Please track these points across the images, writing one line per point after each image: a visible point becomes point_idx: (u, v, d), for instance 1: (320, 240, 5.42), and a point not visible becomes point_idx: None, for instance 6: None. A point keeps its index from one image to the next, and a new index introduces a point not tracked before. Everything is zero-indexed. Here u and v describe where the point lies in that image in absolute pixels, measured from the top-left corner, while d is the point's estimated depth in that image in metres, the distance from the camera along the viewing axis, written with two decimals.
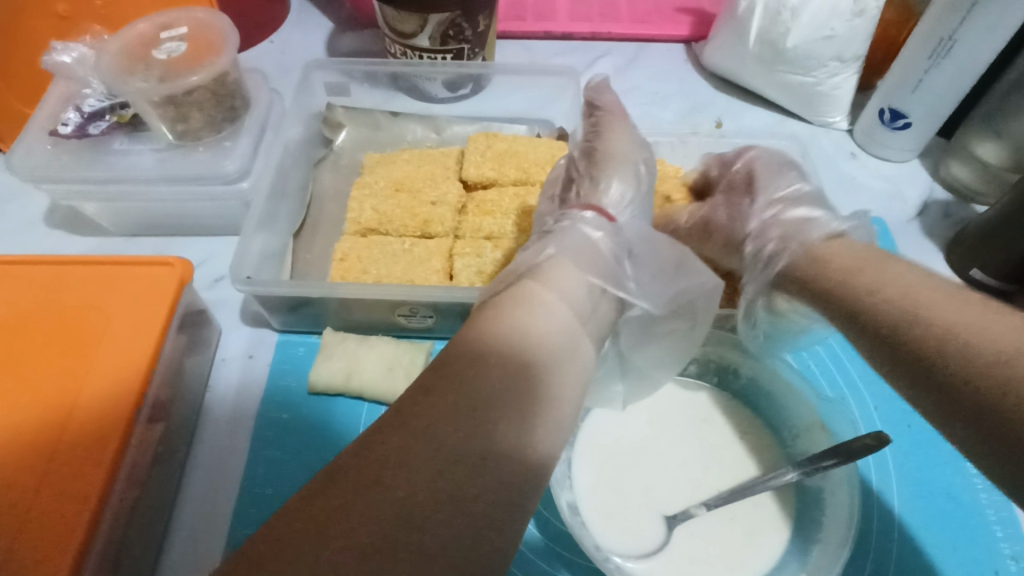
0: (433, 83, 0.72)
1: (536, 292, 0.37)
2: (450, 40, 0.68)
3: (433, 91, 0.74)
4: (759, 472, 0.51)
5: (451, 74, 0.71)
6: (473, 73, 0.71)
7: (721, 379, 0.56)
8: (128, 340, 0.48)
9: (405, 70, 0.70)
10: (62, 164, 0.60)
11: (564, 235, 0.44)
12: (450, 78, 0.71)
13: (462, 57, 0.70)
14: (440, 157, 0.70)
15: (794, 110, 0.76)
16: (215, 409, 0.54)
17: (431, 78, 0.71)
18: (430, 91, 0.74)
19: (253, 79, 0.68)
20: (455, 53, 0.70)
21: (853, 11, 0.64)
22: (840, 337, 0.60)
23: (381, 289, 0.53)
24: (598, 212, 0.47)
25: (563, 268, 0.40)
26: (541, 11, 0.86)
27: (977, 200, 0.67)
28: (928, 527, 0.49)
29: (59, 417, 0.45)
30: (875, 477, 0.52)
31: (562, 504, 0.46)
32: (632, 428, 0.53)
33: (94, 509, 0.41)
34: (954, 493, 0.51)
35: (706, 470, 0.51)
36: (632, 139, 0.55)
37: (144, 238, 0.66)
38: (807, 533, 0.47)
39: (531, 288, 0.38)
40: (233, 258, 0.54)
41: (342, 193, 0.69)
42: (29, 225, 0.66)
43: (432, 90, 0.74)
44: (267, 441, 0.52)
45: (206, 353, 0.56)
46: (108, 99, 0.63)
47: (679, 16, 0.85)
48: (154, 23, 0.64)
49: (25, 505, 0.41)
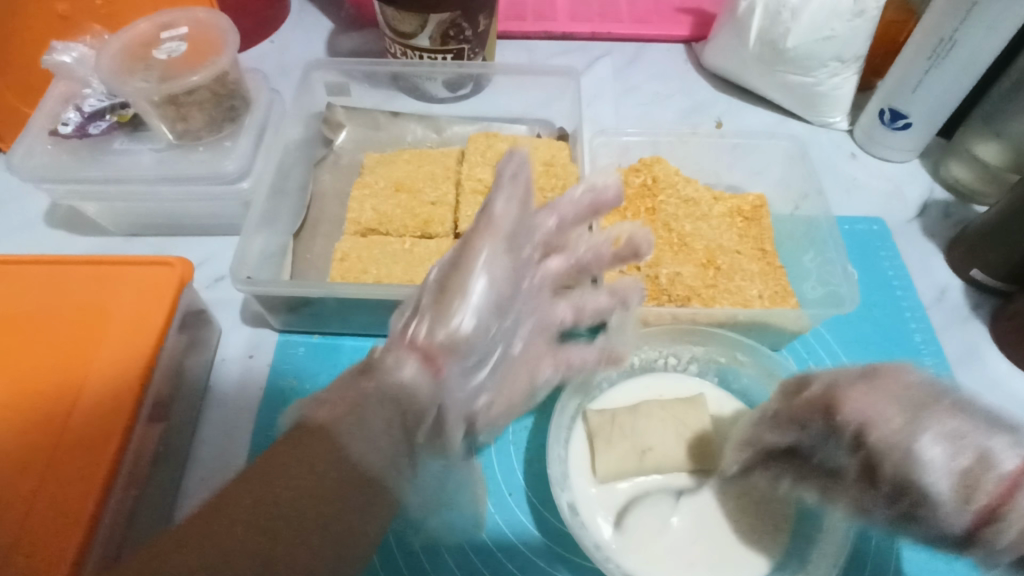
0: (500, 271, 0.44)
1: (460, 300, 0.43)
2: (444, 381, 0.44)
3: (485, 246, 0.43)
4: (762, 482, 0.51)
5: (434, 304, 0.43)
6: (473, 287, 0.43)
7: (722, 379, 0.57)
8: (131, 337, 0.49)
9: (511, 340, 0.47)
10: (63, 164, 0.60)
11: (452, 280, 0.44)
12: (509, 304, 0.45)
13: (479, 331, 0.43)
14: (440, 157, 0.69)
15: (793, 110, 0.76)
16: (216, 405, 0.55)
17: (490, 360, 0.46)
18: (500, 224, 0.44)
19: (254, 78, 0.69)
20: (428, 316, 0.43)
21: (853, 12, 0.64)
22: (833, 328, 0.61)
23: (293, 282, 0.53)
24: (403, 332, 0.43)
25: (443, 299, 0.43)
26: (540, 11, 0.86)
27: (977, 200, 0.68)
28: None
29: (63, 391, 0.46)
30: None
31: (563, 504, 0.47)
32: (620, 442, 0.50)
33: (126, 435, 0.44)
34: None
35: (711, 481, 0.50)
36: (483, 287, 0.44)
37: (144, 238, 0.66)
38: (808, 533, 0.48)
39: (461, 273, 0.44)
40: (181, 261, 0.52)
41: (342, 193, 0.68)
42: (29, 224, 0.66)
43: (522, 280, 0.47)
44: (268, 441, 0.53)
45: (206, 352, 0.57)
46: (108, 99, 0.63)
47: (679, 16, 0.85)
48: (154, 23, 0.63)
49: (32, 491, 0.42)
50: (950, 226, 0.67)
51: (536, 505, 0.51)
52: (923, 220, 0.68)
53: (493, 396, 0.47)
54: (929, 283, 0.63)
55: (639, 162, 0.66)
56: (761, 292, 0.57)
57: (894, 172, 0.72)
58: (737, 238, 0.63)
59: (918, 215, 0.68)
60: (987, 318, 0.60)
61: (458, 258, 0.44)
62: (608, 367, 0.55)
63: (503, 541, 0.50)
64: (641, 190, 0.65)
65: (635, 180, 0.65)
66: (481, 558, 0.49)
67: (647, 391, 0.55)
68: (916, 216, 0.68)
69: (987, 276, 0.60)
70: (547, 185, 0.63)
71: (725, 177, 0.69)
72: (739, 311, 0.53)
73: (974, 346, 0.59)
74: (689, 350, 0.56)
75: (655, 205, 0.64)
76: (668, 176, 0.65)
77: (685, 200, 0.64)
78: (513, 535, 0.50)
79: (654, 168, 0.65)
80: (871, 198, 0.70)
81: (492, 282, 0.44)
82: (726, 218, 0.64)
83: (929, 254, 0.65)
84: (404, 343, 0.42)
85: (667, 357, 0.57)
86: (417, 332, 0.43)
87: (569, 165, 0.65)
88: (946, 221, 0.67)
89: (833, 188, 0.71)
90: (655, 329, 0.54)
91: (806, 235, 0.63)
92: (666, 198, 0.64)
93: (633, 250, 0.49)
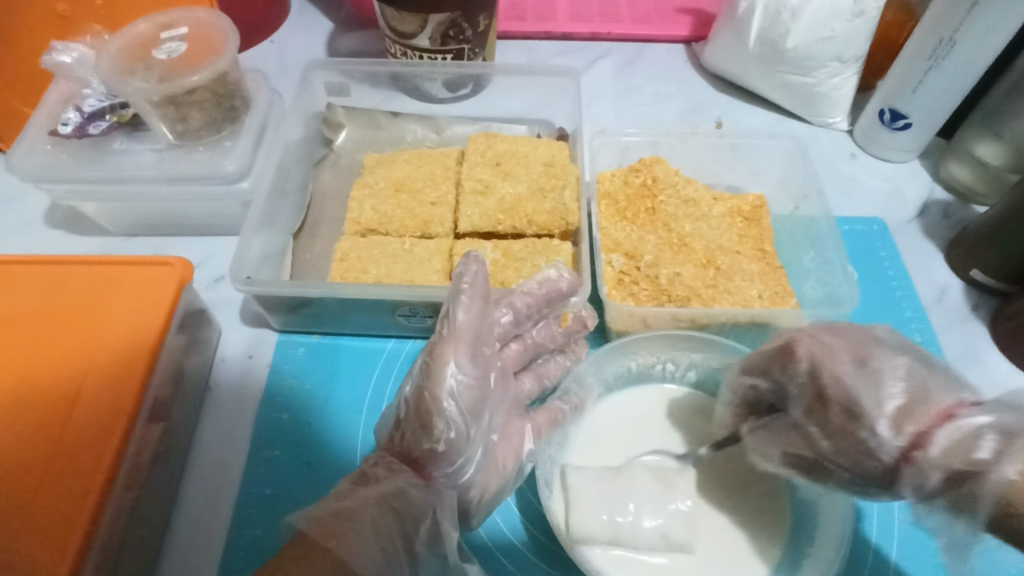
0: (471, 376, 0.43)
1: (438, 380, 0.41)
2: (433, 481, 0.43)
3: (451, 355, 0.42)
4: (758, 493, 0.50)
5: (415, 408, 0.42)
6: (446, 394, 0.41)
7: (719, 387, 0.56)
8: (131, 337, 0.49)
9: (490, 435, 0.45)
10: (63, 163, 0.60)
11: (426, 377, 0.42)
12: (483, 401, 0.43)
13: (461, 438, 0.42)
14: (440, 157, 0.69)
15: (793, 111, 0.76)
16: (215, 406, 0.55)
17: (477, 459, 0.44)
18: (464, 328, 0.42)
19: (253, 78, 0.69)
20: (410, 425, 0.42)
21: (853, 12, 0.64)
22: None
23: (293, 282, 0.53)
24: (408, 436, 0.42)
25: (424, 394, 0.42)
26: (540, 11, 0.86)
27: (977, 200, 0.68)
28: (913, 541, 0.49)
29: (61, 393, 0.46)
30: None
31: (553, 506, 0.47)
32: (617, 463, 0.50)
33: (126, 438, 0.44)
34: None
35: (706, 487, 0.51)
36: (464, 365, 0.42)
37: (143, 238, 0.66)
38: (801, 541, 0.48)
39: (428, 364, 0.42)
40: (182, 260, 0.52)
41: (341, 193, 0.68)
42: (28, 224, 0.66)
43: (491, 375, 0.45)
44: (268, 441, 0.53)
45: (206, 352, 0.57)
46: (108, 99, 0.63)
47: (679, 16, 0.85)
48: (154, 23, 0.63)
49: (32, 492, 0.42)
50: (950, 226, 0.67)
51: (530, 504, 0.52)
52: (923, 220, 0.68)
53: (483, 486, 0.45)
54: (929, 283, 0.63)
55: (640, 162, 0.66)
56: (761, 292, 0.57)
57: (893, 172, 0.72)
58: (738, 240, 0.62)
59: (918, 215, 0.69)
60: (987, 319, 0.60)
61: (426, 365, 0.42)
62: (605, 371, 0.55)
63: (503, 541, 0.50)
64: (641, 190, 0.65)
65: (636, 180, 0.65)
66: (481, 558, 0.49)
67: (644, 396, 0.56)
68: (916, 216, 0.68)
69: (987, 276, 0.60)
70: (548, 185, 0.63)
71: (725, 178, 0.69)
72: (739, 311, 0.53)
73: (974, 348, 0.59)
74: (687, 357, 0.56)
75: (655, 205, 0.64)
76: (668, 176, 0.65)
77: (684, 201, 0.64)
78: (513, 535, 0.50)
79: (654, 168, 0.65)
80: (871, 198, 0.70)
81: (461, 385, 0.42)
82: (726, 219, 0.64)
83: (929, 254, 0.65)
84: (414, 433, 0.42)
85: (665, 363, 0.56)
86: (406, 439, 0.42)
87: (570, 162, 0.65)
88: (946, 221, 0.67)
89: (833, 188, 0.71)
90: (654, 334, 0.54)
91: (805, 236, 0.63)
92: (666, 198, 0.64)
93: (581, 324, 0.54)
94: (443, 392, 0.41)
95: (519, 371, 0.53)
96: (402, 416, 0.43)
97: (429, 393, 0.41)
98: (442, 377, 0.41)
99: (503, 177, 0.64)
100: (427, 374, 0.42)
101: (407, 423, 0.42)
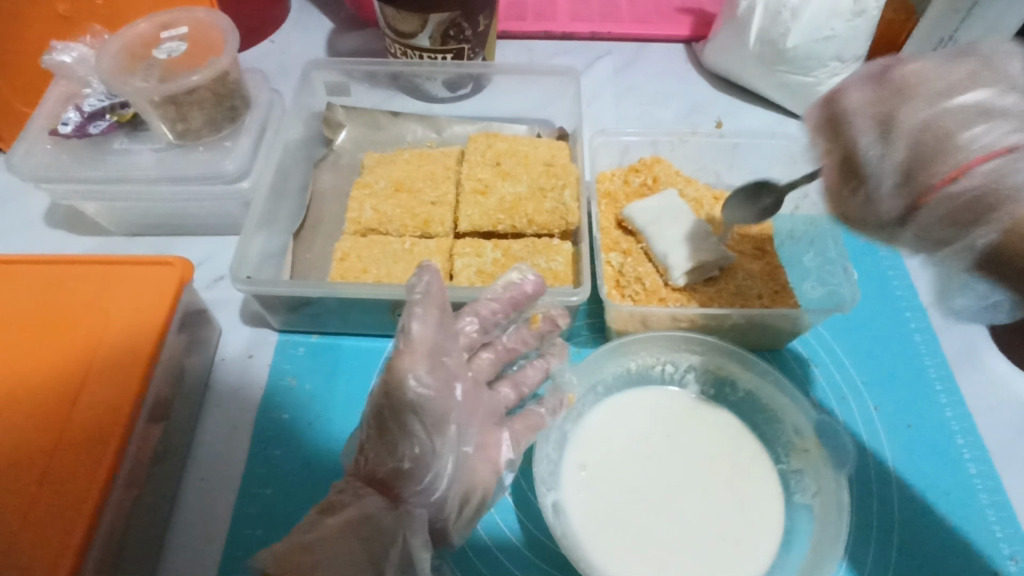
0: (435, 389, 0.42)
1: (396, 398, 0.40)
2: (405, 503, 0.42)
3: (409, 368, 0.40)
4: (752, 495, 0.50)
5: (376, 429, 0.41)
6: (409, 408, 0.40)
7: (718, 391, 0.56)
8: (131, 337, 0.49)
9: (463, 446, 0.44)
10: (63, 163, 0.60)
11: (384, 396, 0.41)
12: (448, 412, 0.42)
13: (427, 452, 0.41)
14: (440, 157, 0.69)
15: (794, 110, 0.76)
16: (215, 407, 0.55)
17: (448, 472, 0.42)
18: (419, 340, 0.41)
19: (254, 78, 0.69)
20: (373, 445, 0.41)
21: (853, 12, 0.64)
22: (827, 325, 0.61)
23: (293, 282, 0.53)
24: (373, 458, 0.41)
25: (385, 414, 0.41)
26: (540, 10, 0.86)
27: None
28: (914, 540, 0.49)
29: (62, 392, 0.46)
30: (875, 486, 0.51)
31: (546, 503, 0.47)
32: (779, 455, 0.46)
33: (126, 438, 0.44)
34: (959, 513, 0.50)
35: (704, 492, 0.50)
36: (430, 376, 0.41)
37: (144, 238, 0.66)
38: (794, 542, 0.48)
39: (384, 383, 0.41)
40: (181, 260, 0.52)
41: (341, 192, 0.68)
42: (29, 224, 0.66)
43: (455, 385, 0.44)
44: (269, 440, 0.53)
45: (206, 352, 0.57)
46: (108, 98, 0.63)
47: (678, 16, 0.85)
48: (154, 23, 0.63)
49: (32, 492, 0.42)
50: None
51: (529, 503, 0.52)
52: None
53: (460, 499, 0.43)
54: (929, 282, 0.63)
55: (640, 162, 0.66)
56: (760, 293, 0.57)
57: None
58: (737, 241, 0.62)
59: None
60: None
61: (384, 384, 0.41)
62: (603, 372, 0.55)
63: (502, 540, 0.50)
64: (641, 190, 0.65)
65: (636, 179, 0.65)
66: (480, 558, 0.49)
67: (640, 396, 0.55)
68: None
69: None
70: (548, 185, 0.63)
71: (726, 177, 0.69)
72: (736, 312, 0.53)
73: (974, 347, 0.58)
74: (687, 359, 0.56)
75: None
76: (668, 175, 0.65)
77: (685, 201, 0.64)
78: (512, 534, 0.50)
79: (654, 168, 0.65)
80: None
81: (424, 397, 0.41)
82: None
83: None
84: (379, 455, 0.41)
85: (664, 364, 0.56)
86: (371, 462, 0.41)
87: (570, 162, 0.65)
88: None
89: None
90: (652, 336, 0.54)
91: (806, 236, 0.63)
92: None
93: (552, 324, 0.51)
94: (403, 408, 0.40)
95: (494, 383, 0.50)
96: (365, 439, 0.42)
97: (388, 411, 0.41)
98: (400, 394, 0.40)
99: (503, 177, 0.64)
100: (384, 394, 0.41)
101: (371, 444, 0.42)
